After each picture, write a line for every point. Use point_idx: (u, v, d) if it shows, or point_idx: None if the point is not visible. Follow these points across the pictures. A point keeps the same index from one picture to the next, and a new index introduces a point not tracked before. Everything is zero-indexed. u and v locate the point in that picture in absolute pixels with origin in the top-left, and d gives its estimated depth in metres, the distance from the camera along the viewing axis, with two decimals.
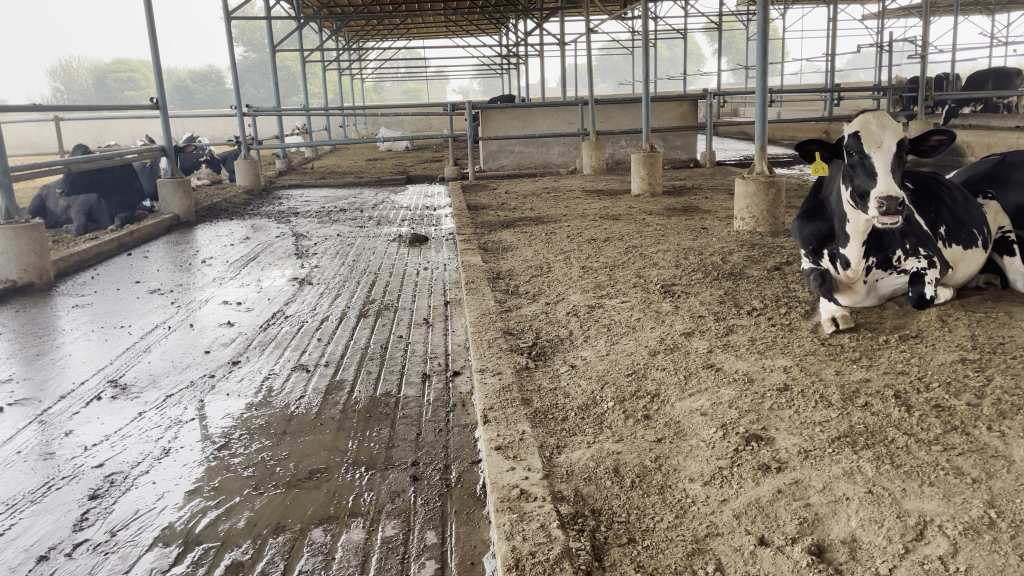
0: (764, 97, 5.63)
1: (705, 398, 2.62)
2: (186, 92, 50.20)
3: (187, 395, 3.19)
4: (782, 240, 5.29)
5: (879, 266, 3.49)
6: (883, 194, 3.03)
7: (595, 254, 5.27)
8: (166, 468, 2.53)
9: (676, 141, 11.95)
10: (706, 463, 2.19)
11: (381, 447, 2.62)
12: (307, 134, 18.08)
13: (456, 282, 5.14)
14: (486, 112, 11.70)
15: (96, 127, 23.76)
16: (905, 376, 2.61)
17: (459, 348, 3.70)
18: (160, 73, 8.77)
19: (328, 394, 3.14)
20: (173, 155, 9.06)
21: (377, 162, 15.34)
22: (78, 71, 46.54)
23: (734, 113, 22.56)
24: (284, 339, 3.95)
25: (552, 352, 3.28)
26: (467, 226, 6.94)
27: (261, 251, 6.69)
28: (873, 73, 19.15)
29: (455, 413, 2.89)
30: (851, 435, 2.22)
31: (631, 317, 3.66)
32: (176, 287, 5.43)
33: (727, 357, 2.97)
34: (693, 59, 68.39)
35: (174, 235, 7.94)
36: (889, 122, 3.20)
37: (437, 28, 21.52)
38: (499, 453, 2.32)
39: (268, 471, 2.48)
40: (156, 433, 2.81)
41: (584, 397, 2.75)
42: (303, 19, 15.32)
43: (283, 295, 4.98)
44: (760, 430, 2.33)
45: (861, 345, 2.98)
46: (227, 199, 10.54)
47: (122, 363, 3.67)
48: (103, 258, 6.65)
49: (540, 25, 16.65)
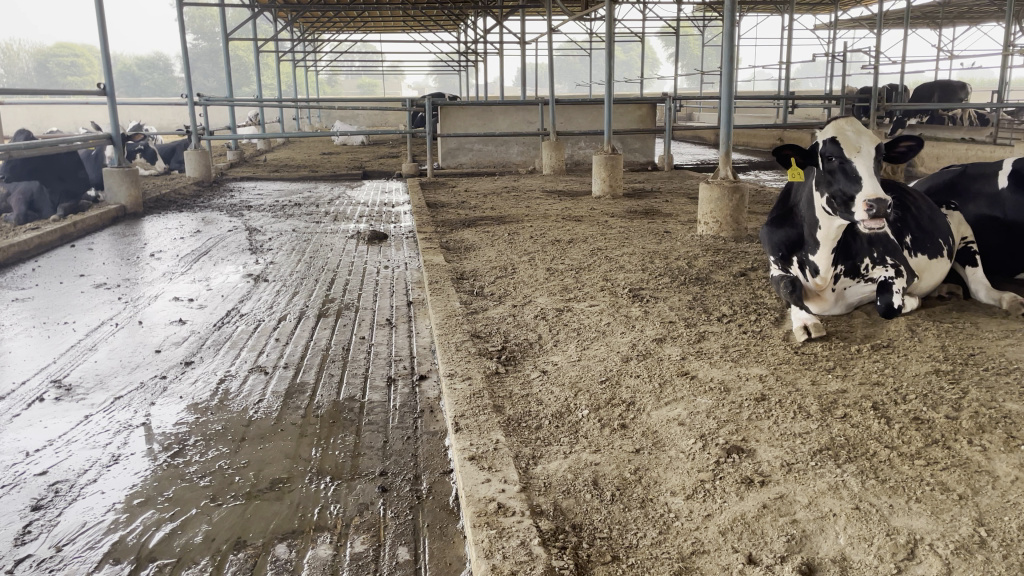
0: (729, 103, 5.62)
1: (682, 408, 2.56)
2: (132, 80, 48.85)
3: (137, 397, 3.02)
4: (745, 246, 5.29)
5: (848, 274, 3.49)
6: (870, 197, 3.02)
7: (559, 256, 5.20)
8: (116, 476, 2.37)
9: (635, 144, 11.99)
10: (687, 475, 2.13)
11: (347, 455, 2.50)
12: (260, 126, 17.70)
13: (418, 282, 5.02)
14: (445, 109, 11.56)
15: (37, 113, 22.88)
16: (881, 387, 2.59)
17: (424, 351, 3.58)
18: (108, 58, 8.42)
19: (288, 398, 3.00)
20: (121, 144, 8.71)
21: (332, 157, 15.06)
22: (19, 54, 44.85)
23: (689, 117, 22.79)
24: (240, 338, 3.79)
25: (521, 357, 3.20)
26: (428, 224, 6.82)
27: (213, 246, 6.45)
28: (825, 82, 19.51)
29: (423, 419, 2.79)
30: (832, 448, 2.18)
31: (600, 322, 3.60)
32: (122, 281, 5.19)
33: (701, 365, 2.92)
34: (648, 62, 69.15)
35: (121, 227, 7.64)
36: (862, 128, 3.23)
37: (395, 22, 21.25)
38: (473, 464, 2.22)
39: (227, 481, 2.34)
40: (104, 438, 2.64)
41: (557, 404, 2.67)
42: (256, 8, 14.96)
43: (237, 292, 4.79)
44: (740, 441, 2.28)
45: (834, 354, 2.96)
46: (176, 190, 10.21)
47: (66, 362, 3.46)
48: (44, 250, 6.34)
49: (500, 23, 16.54)
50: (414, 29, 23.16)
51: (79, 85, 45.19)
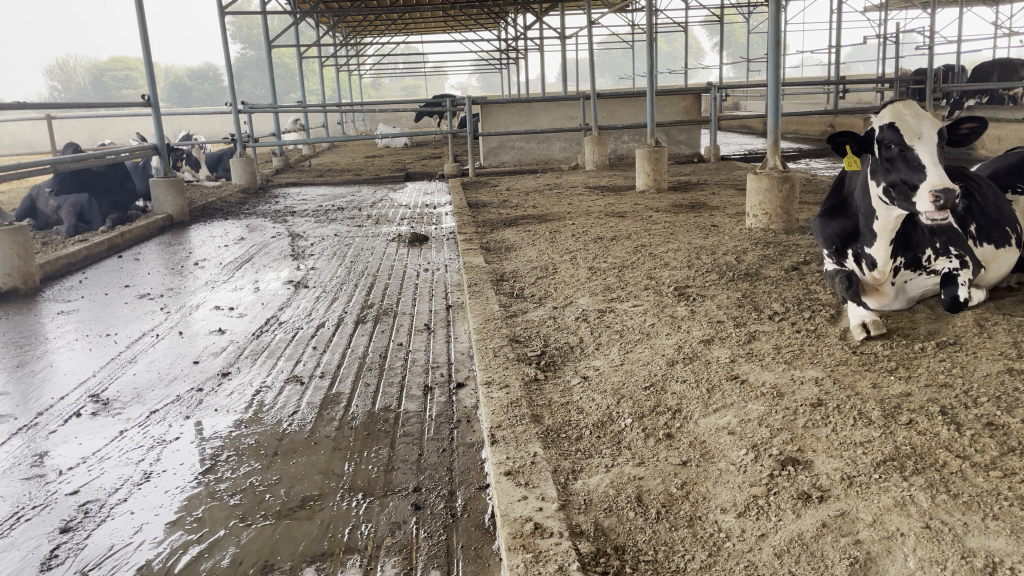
0: (777, 90, 5.40)
1: (732, 415, 2.41)
2: (183, 91, 50.07)
3: (172, 411, 2.98)
4: (796, 238, 5.07)
5: (907, 267, 3.28)
6: (938, 186, 2.82)
7: (602, 254, 5.06)
8: (146, 495, 2.32)
9: (680, 136, 11.74)
10: (739, 490, 1.98)
11: (380, 470, 2.41)
12: (304, 132, 17.89)
13: (457, 284, 4.94)
14: (486, 108, 11.47)
15: (92, 126, 23.53)
16: (949, 389, 2.40)
17: (462, 357, 3.49)
18: (152, 69, 8.50)
19: (323, 409, 2.93)
20: (166, 154, 8.80)
21: (376, 160, 15.13)
22: (75, 70, 46.44)
23: (736, 106, 22.33)
24: (277, 348, 3.74)
25: (561, 362, 3.08)
26: (469, 224, 6.73)
27: (256, 253, 6.47)
28: (877, 66, 18.87)
29: (460, 429, 2.68)
30: (897, 458, 2.01)
31: (645, 323, 3.45)
32: (166, 291, 5.21)
33: (751, 368, 2.76)
34: (692, 53, 68.19)
35: (167, 236, 7.73)
36: (923, 112, 3.03)
37: (435, 23, 21.27)
38: (509, 480, 2.11)
39: (257, 500, 2.26)
40: (137, 454, 2.61)
41: (599, 413, 2.54)
42: (299, 15, 15.08)
43: (277, 299, 4.77)
44: (796, 452, 2.12)
45: (896, 353, 2.77)
46: (222, 198, 10.32)
47: (106, 375, 3.45)
48: (93, 261, 6.43)
49: (540, 19, 16.39)
50: (454, 30, 23.06)
51: (133, 98, 46.49)
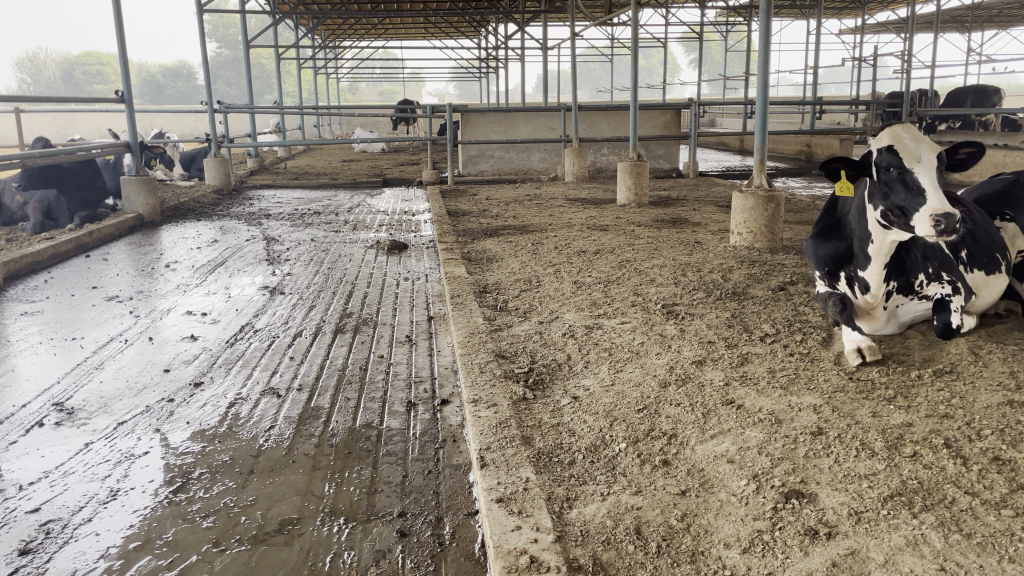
0: (765, 108, 5.36)
1: (730, 442, 2.33)
2: (156, 88, 49.37)
3: (141, 423, 2.83)
4: (782, 258, 5.03)
5: (899, 291, 3.24)
6: (938, 209, 2.77)
7: (586, 267, 4.98)
8: (112, 515, 2.18)
9: (659, 150, 11.75)
10: (742, 524, 1.90)
11: (363, 492, 2.30)
12: (280, 134, 17.67)
13: (439, 294, 4.82)
14: (466, 116, 11.37)
15: (62, 121, 23.04)
16: (950, 420, 2.34)
17: (446, 371, 3.38)
18: (126, 64, 8.27)
19: (301, 424, 2.80)
20: (138, 152, 8.57)
21: (353, 164, 14.96)
22: (46, 63, 45.58)
23: (713, 122, 22.49)
24: (252, 357, 3.59)
25: (550, 380, 2.98)
26: (449, 233, 6.63)
27: (229, 256, 6.31)
28: (853, 87, 19.07)
29: (445, 450, 2.58)
30: (904, 494, 1.95)
31: (634, 341, 3.37)
32: (135, 294, 5.03)
33: (747, 393, 2.68)
34: (670, 68, 68.77)
35: (137, 236, 7.51)
36: (921, 137, 3.01)
37: (415, 29, 21.12)
38: (502, 507, 2.01)
39: (232, 522, 2.14)
40: (103, 470, 2.46)
41: (591, 436, 2.45)
42: (278, 15, 14.87)
43: (252, 306, 4.62)
44: (799, 484, 2.04)
45: (892, 380, 2.71)
46: (194, 198, 10.10)
47: (70, 383, 3.28)
48: (59, 261, 6.21)
49: (522, 29, 16.33)
50: (434, 36, 22.93)
51: (105, 93, 45.78)
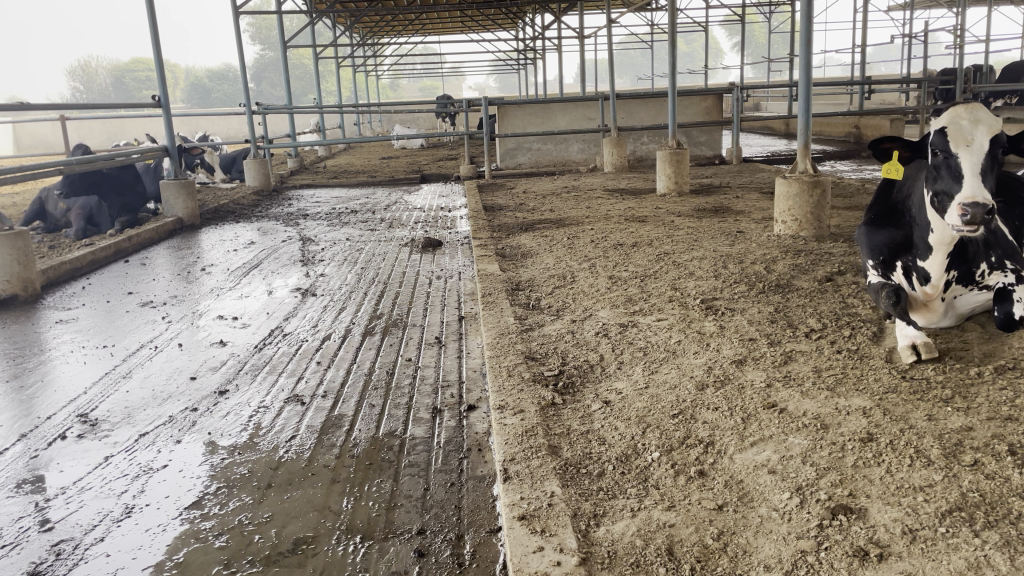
0: (808, 90, 5.11)
1: (771, 450, 2.17)
2: (203, 92, 50.34)
3: (163, 434, 2.77)
4: (829, 246, 4.80)
5: (959, 281, 3.02)
6: (970, 200, 2.62)
7: (623, 261, 4.82)
8: (125, 535, 2.11)
9: (701, 137, 11.47)
10: (784, 543, 1.74)
11: (382, 507, 2.19)
12: (320, 133, 17.76)
13: (471, 293, 4.71)
14: (502, 109, 11.23)
15: (111, 129, 23.51)
16: (1015, 423, 2.15)
17: (475, 375, 3.26)
18: (162, 69, 8.30)
19: (323, 434, 2.71)
20: (177, 156, 8.63)
21: (392, 161, 14.95)
22: (97, 71, 46.73)
23: (757, 107, 21.96)
24: (280, 362, 3.53)
25: (580, 383, 2.84)
26: (484, 229, 6.52)
27: (265, 258, 6.29)
28: (902, 65, 18.41)
29: (470, 460, 2.46)
30: (964, 508, 1.77)
31: (669, 340, 3.21)
32: (169, 299, 5.03)
33: (790, 395, 2.51)
34: (712, 52, 67.63)
35: (177, 240, 7.56)
36: (986, 117, 2.75)
37: (452, 23, 21.05)
38: (524, 526, 1.88)
39: (245, 541, 2.05)
40: (120, 485, 2.40)
41: (622, 445, 2.31)
42: (315, 14, 14.89)
43: (283, 308, 4.57)
44: (847, 498, 1.87)
45: (950, 379, 2.51)
46: (234, 200, 10.17)
47: (97, 393, 3.26)
48: (98, 266, 6.27)
49: (558, 20, 16.11)
50: (471, 31, 22.79)
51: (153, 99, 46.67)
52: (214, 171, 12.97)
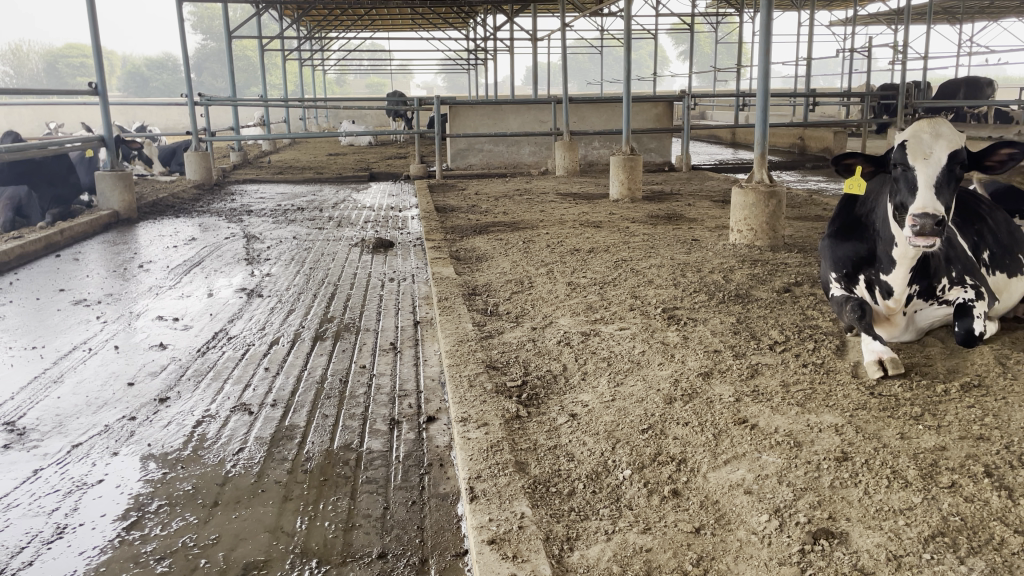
0: (766, 101, 5.12)
1: (746, 468, 2.11)
2: (142, 80, 48.82)
3: (98, 445, 2.58)
4: (785, 257, 4.81)
5: (921, 296, 3.02)
6: (921, 211, 2.62)
7: (580, 267, 4.75)
8: (56, 559, 1.94)
9: (651, 143, 11.53)
10: (766, 570, 1.68)
11: (339, 528, 2.06)
12: (264, 127, 17.33)
13: (426, 296, 4.58)
14: (454, 109, 11.09)
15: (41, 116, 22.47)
16: (987, 443, 2.13)
17: (433, 384, 3.14)
18: (100, 54, 7.93)
19: (274, 446, 2.56)
20: (114, 146, 8.27)
21: (339, 157, 14.67)
22: (28, 55, 44.86)
23: (703, 115, 22.28)
24: (225, 368, 3.35)
25: (544, 395, 2.75)
26: (437, 230, 6.39)
27: (207, 255, 6.04)
28: (843, 78, 18.90)
29: (431, 476, 2.34)
30: (946, 534, 1.73)
31: (633, 350, 3.14)
32: (104, 297, 4.77)
33: (761, 411, 2.46)
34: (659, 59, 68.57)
35: (113, 234, 7.23)
36: (946, 131, 2.74)
37: (403, 20, 20.81)
38: (494, 551, 1.78)
39: (190, 566, 1.89)
40: (51, 502, 2.21)
41: (592, 461, 2.22)
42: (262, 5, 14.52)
43: (227, 309, 4.37)
44: (828, 522, 1.82)
45: (918, 396, 2.50)
46: (174, 193, 9.81)
47: (25, 399, 3.03)
48: (27, 261, 5.93)
49: (511, 20, 16.01)
50: (422, 28, 22.58)
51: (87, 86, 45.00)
52: (152, 164, 12.48)
